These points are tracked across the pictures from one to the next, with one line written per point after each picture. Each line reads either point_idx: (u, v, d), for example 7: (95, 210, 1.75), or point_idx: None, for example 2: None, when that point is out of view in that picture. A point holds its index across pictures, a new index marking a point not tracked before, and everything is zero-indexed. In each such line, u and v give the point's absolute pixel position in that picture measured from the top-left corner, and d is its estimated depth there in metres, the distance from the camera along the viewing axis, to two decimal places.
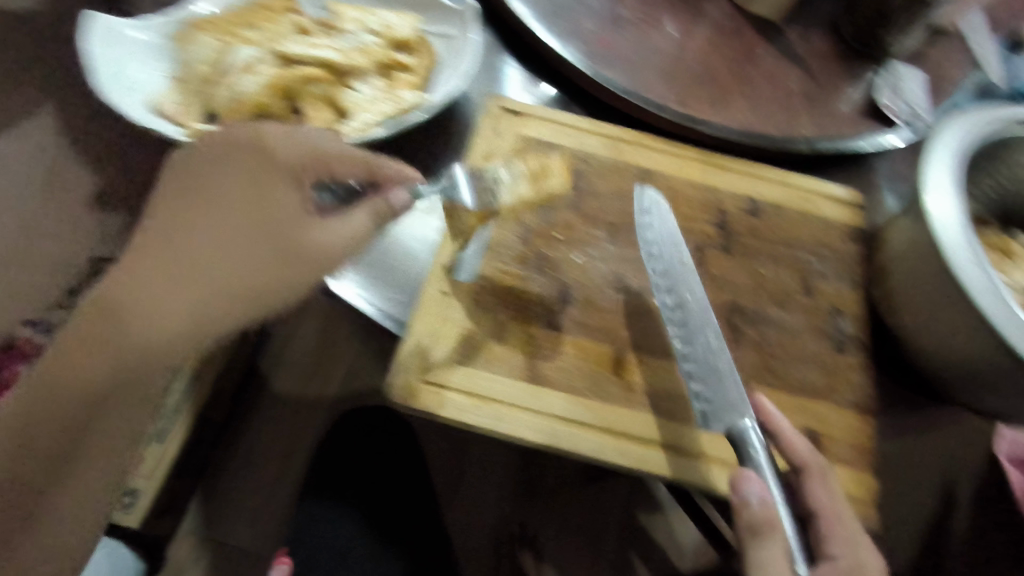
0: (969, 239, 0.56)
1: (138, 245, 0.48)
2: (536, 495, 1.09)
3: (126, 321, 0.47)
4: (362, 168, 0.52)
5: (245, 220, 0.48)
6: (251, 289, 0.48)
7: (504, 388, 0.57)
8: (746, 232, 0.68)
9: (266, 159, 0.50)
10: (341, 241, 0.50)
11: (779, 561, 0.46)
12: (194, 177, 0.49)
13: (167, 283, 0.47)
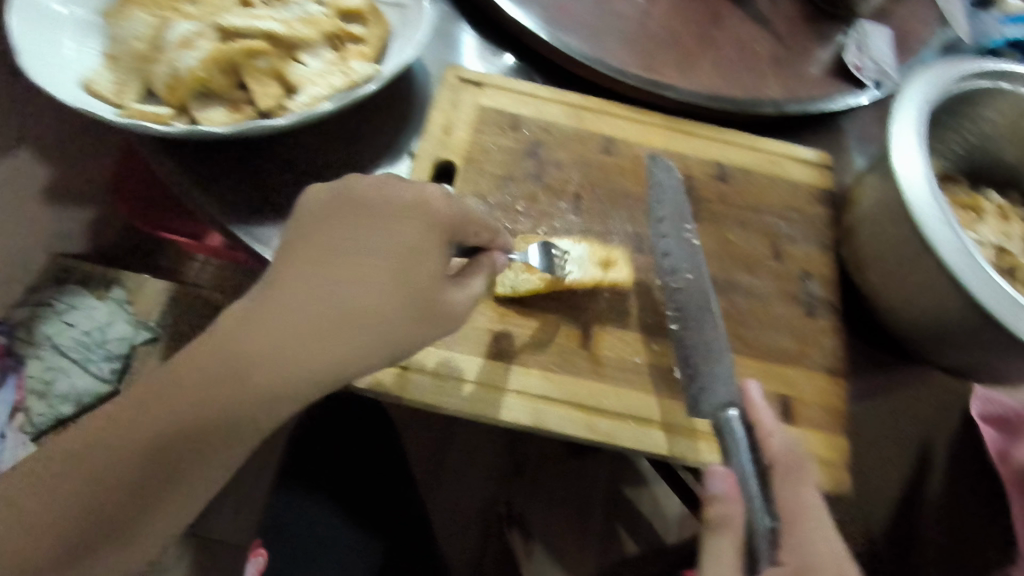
0: (935, 194, 0.54)
1: (285, 282, 0.43)
2: (522, 472, 1.09)
3: (259, 361, 0.42)
4: (490, 233, 0.50)
5: (403, 272, 0.44)
6: (379, 346, 0.44)
7: (469, 367, 0.58)
8: (714, 198, 0.68)
9: (420, 213, 0.46)
10: (464, 307, 0.48)
11: (728, 553, 0.50)
12: (353, 220, 0.45)
13: (307, 328, 0.42)
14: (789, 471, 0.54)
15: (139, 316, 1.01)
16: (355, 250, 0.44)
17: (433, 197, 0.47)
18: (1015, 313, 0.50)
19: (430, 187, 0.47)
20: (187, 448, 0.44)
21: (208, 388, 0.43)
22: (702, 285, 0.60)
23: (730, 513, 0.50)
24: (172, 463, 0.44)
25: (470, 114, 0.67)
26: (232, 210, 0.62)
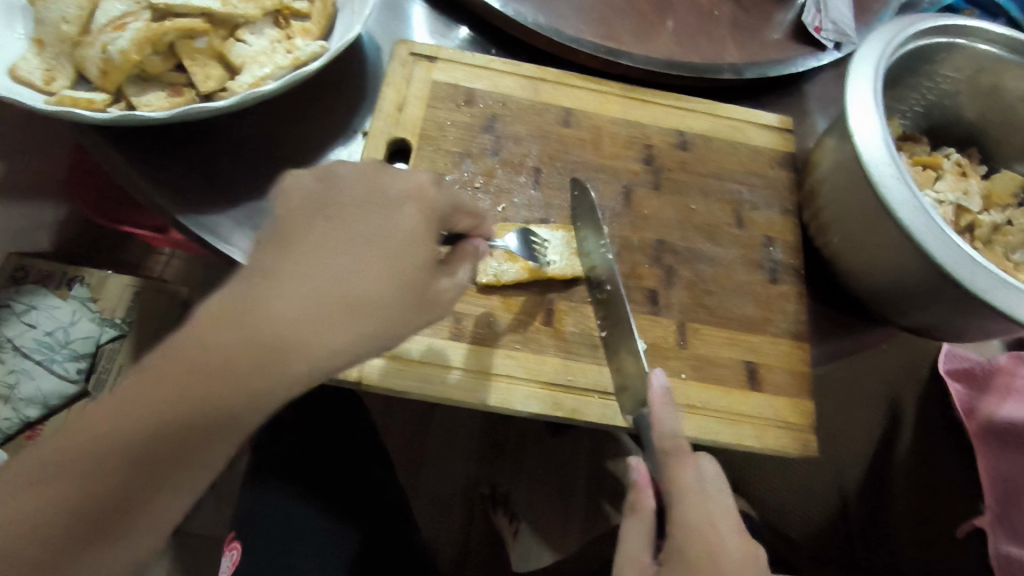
0: (890, 150, 0.53)
1: (275, 267, 0.38)
2: (502, 453, 1.10)
3: (254, 350, 0.36)
4: (473, 219, 0.49)
5: (400, 254, 0.40)
6: (376, 335, 0.39)
7: (433, 349, 0.57)
8: (675, 166, 0.67)
9: (416, 196, 0.42)
10: (453, 294, 0.44)
11: (634, 538, 0.48)
12: (342, 203, 0.41)
13: (304, 315, 0.37)
14: (666, 458, 0.46)
15: (104, 311, 0.98)
16: (348, 232, 0.40)
17: (427, 180, 0.43)
18: (973, 269, 0.49)
19: (421, 171, 0.44)
20: (171, 449, 0.36)
21: (192, 379, 0.36)
22: (617, 298, 0.55)
23: (642, 500, 0.49)
24: (153, 469, 0.36)
25: (423, 90, 0.65)
26: (180, 199, 0.60)
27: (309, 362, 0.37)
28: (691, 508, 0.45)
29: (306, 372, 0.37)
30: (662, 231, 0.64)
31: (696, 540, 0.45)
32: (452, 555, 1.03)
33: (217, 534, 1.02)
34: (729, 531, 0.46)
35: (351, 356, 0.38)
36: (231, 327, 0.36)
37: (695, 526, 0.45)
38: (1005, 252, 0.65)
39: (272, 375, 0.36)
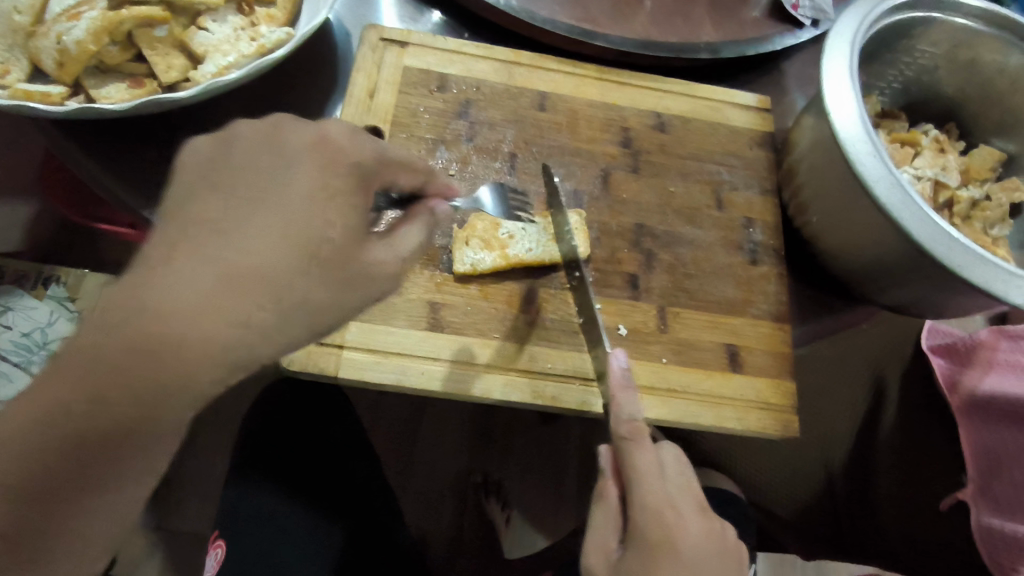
0: (866, 126, 0.52)
1: (173, 248, 0.35)
2: (493, 441, 1.08)
3: (183, 335, 0.34)
4: (419, 175, 0.47)
5: (311, 220, 0.38)
6: (301, 309, 0.37)
7: (409, 339, 0.56)
8: (654, 149, 0.66)
9: (320, 149, 0.40)
10: (393, 262, 0.41)
11: (600, 527, 0.48)
12: (242, 170, 0.38)
13: (218, 293, 0.35)
14: (625, 444, 0.46)
15: (84, 313, 0.94)
16: (250, 200, 0.37)
17: (333, 132, 0.41)
18: (949, 245, 0.48)
19: (328, 123, 0.41)
20: (110, 434, 0.35)
21: (111, 369, 0.34)
22: (583, 286, 0.55)
23: (608, 488, 0.48)
24: (93, 460, 0.36)
25: (394, 76, 0.64)
26: (150, 198, 0.60)
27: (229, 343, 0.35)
28: (652, 492, 0.45)
29: (228, 356, 0.35)
30: (640, 214, 0.63)
31: (657, 524, 0.45)
32: (444, 545, 1.02)
33: (203, 532, 1.01)
34: (689, 514, 0.46)
35: (275, 333, 0.37)
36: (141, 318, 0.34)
37: (657, 510, 0.45)
38: (985, 227, 0.65)
39: (196, 358, 0.35)
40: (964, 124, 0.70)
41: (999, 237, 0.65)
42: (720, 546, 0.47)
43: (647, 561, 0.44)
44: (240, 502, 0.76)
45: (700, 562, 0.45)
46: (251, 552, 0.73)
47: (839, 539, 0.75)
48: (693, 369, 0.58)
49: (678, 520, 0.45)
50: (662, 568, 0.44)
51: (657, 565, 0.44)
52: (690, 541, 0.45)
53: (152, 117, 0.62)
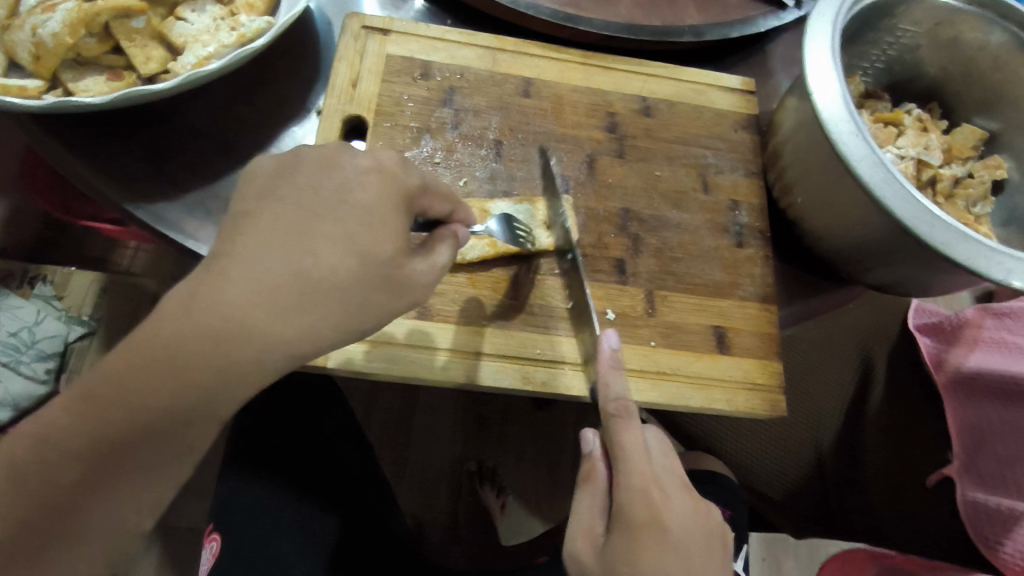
0: (848, 106, 0.52)
1: (227, 251, 0.36)
2: (487, 428, 1.09)
3: (219, 330, 0.35)
4: (450, 206, 0.48)
5: (360, 238, 0.39)
6: (351, 315, 0.39)
7: (396, 328, 0.56)
8: (639, 133, 0.66)
9: (376, 172, 0.41)
10: (429, 278, 0.43)
11: (587, 509, 0.48)
12: (300, 184, 0.39)
13: (282, 297, 0.36)
14: (614, 423, 0.47)
15: (70, 310, 0.95)
16: (305, 213, 0.39)
17: (390, 159, 0.43)
18: (931, 223, 0.49)
19: (383, 152, 0.43)
20: (134, 436, 0.36)
21: (146, 372, 0.35)
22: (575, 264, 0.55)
23: (595, 470, 0.49)
24: (117, 456, 0.36)
25: (377, 64, 0.63)
26: (133, 191, 0.59)
27: (265, 348, 0.36)
28: (637, 470, 0.46)
29: (261, 358, 0.36)
30: (626, 199, 0.63)
31: (642, 504, 0.45)
32: (442, 532, 1.03)
33: (199, 526, 1.01)
34: (674, 494, 0.47)
35: (315, 342, 0.38)
36: (183, 314, 0.35)
37: (642, 489, 0.45)
38: (967, 206, 0.66)
39: (222, 362, 0.35)
40: (947, 103, 0.70)
41: (981, 215, 0.66)
42: (707, 527, 0.47)
43: (631, 541, 0.44)
44: (233, 495, 0.76)
45: (685, 544, 0.45)
46: (245, 544, 0.73)
47: (827, 516, 0.76)
48: (682, 351, 0.59)
49: (663, 499, 0.45)
50: (646, 547, 0.43)
51: (641, 545, 0.43)
52: (675, 520, 0.45)
53: (134, 111, 0.61)
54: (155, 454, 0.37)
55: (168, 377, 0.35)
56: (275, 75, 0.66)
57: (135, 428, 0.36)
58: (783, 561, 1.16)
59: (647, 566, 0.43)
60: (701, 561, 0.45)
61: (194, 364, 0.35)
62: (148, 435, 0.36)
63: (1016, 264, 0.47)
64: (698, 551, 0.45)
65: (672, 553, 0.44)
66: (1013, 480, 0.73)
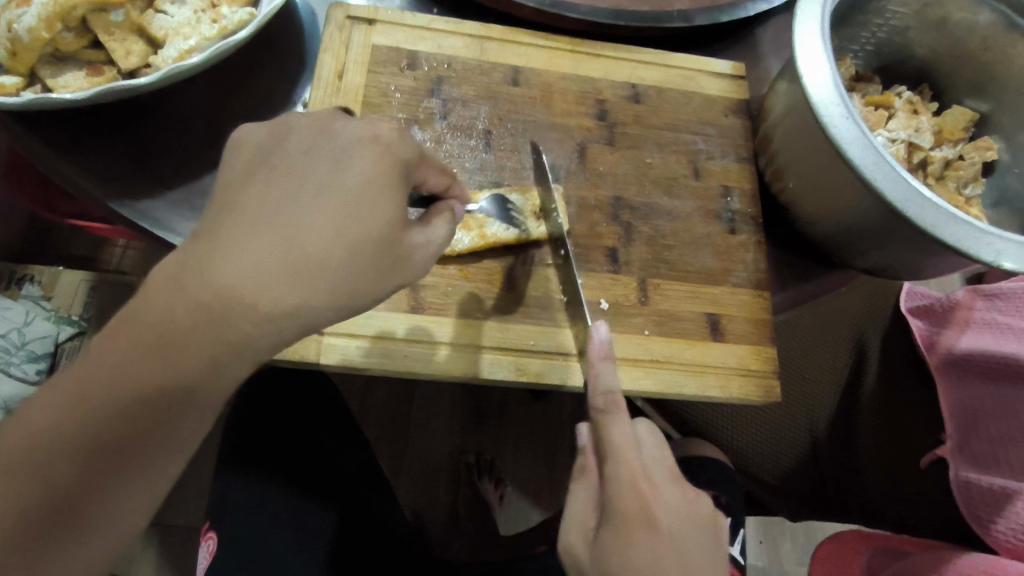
0: (838, 89, 0.52)
1: (220, 222, 0.35)
2: (485, 421, 1.08)
3: (211, 302, 0.34)
4: (445, 180, 0.46)
5: (358, 205, 0.38)
6: (353, 287, 0.37)
7: (387, 323, 0.56)
8: (629, 120, 0.66)
9: (372, 141, 0.40)
10: (425, 255, 0.42)
11: (581, 503, 0.48)
12: (293, 155, 0.38)
13: (281, 270, 0.35)
14: (603, 417, 0.47)
15: (59, 310, 0.95)
16: (302, 182, 0.37)
17: (386, 129, 0.41)
18: (921, 205, 0.49)
19: (377, 122, 0.41)
20: (123, 432, 0.34)
21: (136, 358, 0.34)
22: (569, 264, 0.55)
23: (588, 464, 0.49)
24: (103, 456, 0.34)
25: (363, 55, 0.62)
26: (115, 188, 0.59)
27: (264, 318, 0.35)
28: (625, 462, 0.45)
29: (254, 332, 0.35)
30: (618, 187, 0.63)
31: (630, 497, 0.44)
32: (442, 522, 1.03)
33: (197, 523, 1.01)
34: (666, 487, 0.46)
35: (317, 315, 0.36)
36: (177, 286, 0.34)
37: (630, 481, 0.45)
38: (957, 187, 0.66)
39: (217, 340, 0.34)
40: (937, 84, 0.70)
41: (972, 196, 0.66)
42: (701, 518, 0.46)
43: (620, 535, 0.43)
44: (229, 495, 0.75)
45: (678, 536, 0.44)
46: (242, 540, 0.73)
47: (822, 497, 0.77)
48: (676, 339, 0.59)
49: (653, 491, 0.45)
50: (636, 541, 0.43)
51: (630, 537, 0.43)
52: (665, 513, 0.44)
53: (116, 106, 0.60)
54: (141, 457, 0.35)
55: (163, 361, 0.34)
56: (260, 68, 0.65)
57: (124, 424, 0.34)
58: (780, 544, 1.17)
59: (638, 559, 0.42)
60: (696, 553, 0.44)
61: (190, 345, 0.34)
62: (138, 434, 0.34)
63: (1007, 246, 0.47)
64: (692, 544, 0.44)
65: (663, 545, 0.43)
66: (1008, 461, 0.69)
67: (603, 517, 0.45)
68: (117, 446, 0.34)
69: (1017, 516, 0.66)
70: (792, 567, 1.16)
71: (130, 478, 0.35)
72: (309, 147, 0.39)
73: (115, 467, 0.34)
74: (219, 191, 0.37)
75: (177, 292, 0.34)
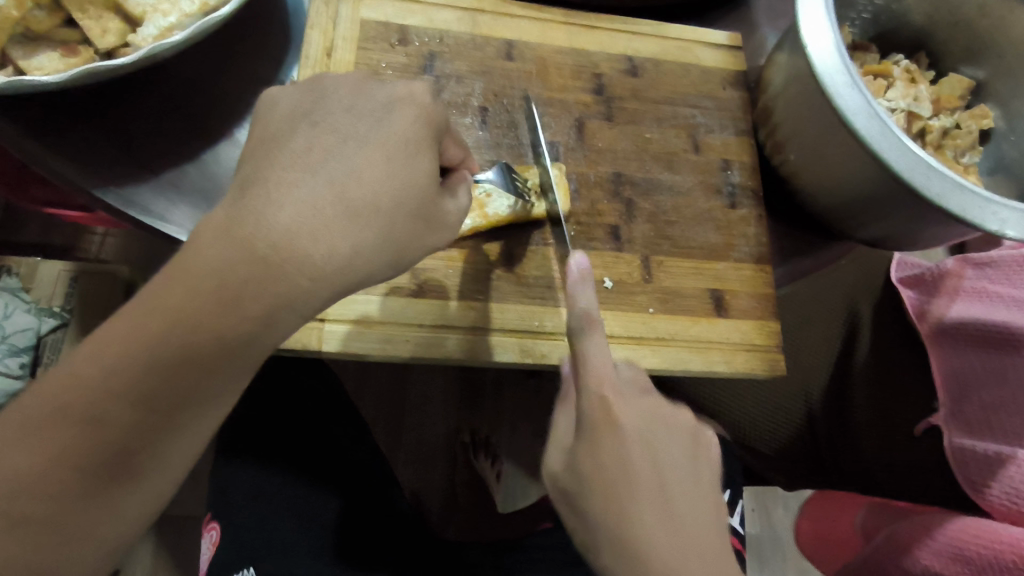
0: (841, 56, 0.51)
1: (271, 173, 0.36)
2: (481, 400, 1.07)
3: (248, 259, 0.34)
4: (463, 154, 0.47)
5: (398, 164, 0.39)
6: (393, 244, 0.38)
7: (391, 308, 0.55)
8: (627, 95, 0.64)
9: (408, 100, 0.41)
10: (456, 217, 0.43)
11: (563, 427, 0.46)
12: (334, 113, 0.39)
13: (329, 225, 0.35)
14: (577, 336, 0.45)
15: (39, 302, 0.91)
16: (342, 141, 0.38)
17: (420, 91, 0.42)
18: (927, 174, 0.48)
19: (412, 82, 0.42)
20: (134, 428, 0.33)
21: (145, 349, 0.33)
22: None
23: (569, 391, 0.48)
24: (114, 453, 0.33)
25: (352, 30, 0.60)
26: (95, 173, 0.56)
27: (315, 280, 0.35)
28: (593, 374, 0.43)
29: (307, 287, 0.35)
30: (618, 163, 0.62)
31: (596, 407, 0.42)
32: (440, 503, 1.03)
33: (198, 514, 1.00)
34: (632, 395, 0.44)
35: (359, 273, 0.37)
36: (223, 243, 0.34)
37: (596, 390, 0.43)
38: (955, 156, 0.66)
39: (232, 320, 0.34)
40: (934, 52, 0.70)
41: (969, 165, 0.66)
42: (676, 424, 0.45)
43: (589, 445, 0.42)
44: (231, 483, 0.76)
45: (649, 437, 0.43)
46: (244, 528, 0.72)
47: (820, 467, 0.77)
48: (681, 315, 0.58)
49: (618, 397, 0.43)
50: (605, 448, 0.42)
51: (600, 450, 0.41)
52: (631, 419, 0.43)
53: (95, 89, 0.58)
54: (152, 451, 0.34)
55: (175, 346, 0.33)
56: (244, 45, 0.63)
57: (133, 420, 0.33)
58: (771, 510, 1.19)
59: (610, 470, 0.41)
60: (672, 454, 0.43)
61: (199, 328, 0.33)
62: (150, 426, 0.33)
63: (1012, 213, 0.47)
64: (666, 445, 0.43)
65: (633, 447, 0.42)
66: (999, 425, 0.71)
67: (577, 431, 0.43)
68: (130, 442, 0.33)
69: (1011, 479, 0.67)
70: (784, 532, 1.18)
71: (143, 475, 0.34)
72: (348, 108, 0.40)
73: (129, 465, 0.33)
74: (263, 141, 0.38)
75: (190, 267, 0.33)
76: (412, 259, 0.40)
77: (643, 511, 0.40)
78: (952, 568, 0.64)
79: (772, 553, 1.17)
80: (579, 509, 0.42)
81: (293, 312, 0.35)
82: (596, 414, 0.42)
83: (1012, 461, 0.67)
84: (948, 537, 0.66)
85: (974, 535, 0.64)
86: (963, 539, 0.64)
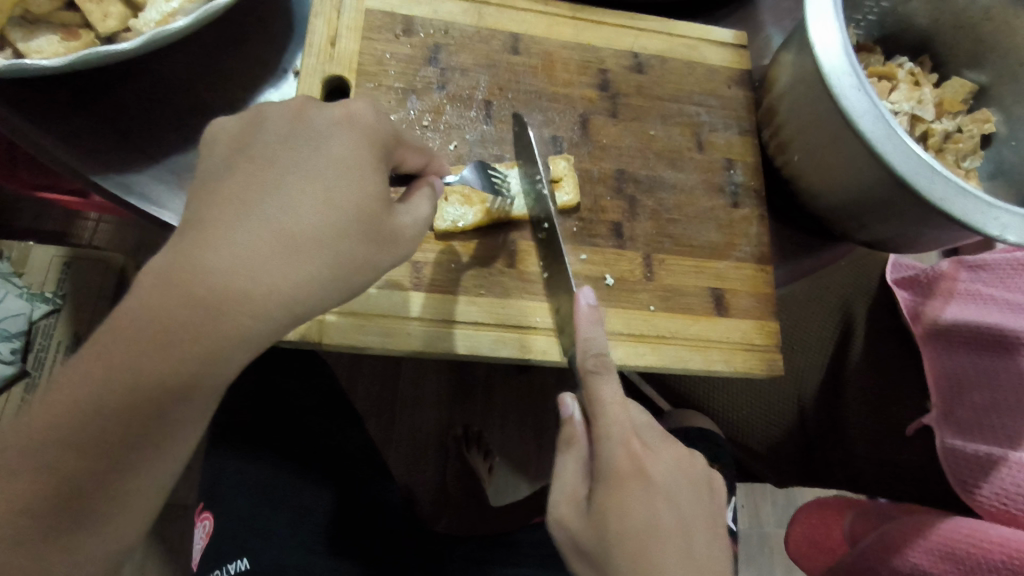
0: (848, 55, 0.51)
1: (209, 215, 0.34)
2: (474, 394, 1.07)
3: (187, 302, 0.31)
4: (423, 159, 0.46)
5: (339, 185, 0.37)
6: (341, 272, 0.36)
7: (390, 301, 0.54)
8: (632, 91, 0.64)
9: (348, 121, 0.39)
10: (414, 231, 0.41)
11: (569, 475, 0.46)
12: (269, 144, 0.37)
13: (269, 261, 0.33)
14: (591, 377, 0.46)
15: (32, 287, 0.89)
16: (280, 167, 0.36)
17: (360, 111, 0.40)
18: (930, 177, 0.48)
19: (350, 100, 0.41)
20: (96, 467, 0.31)
21: (108, 383, 0.31)
22: (553, 236, 0.53)
23: (577, 433, 0.46)
24: (77, 490, 0.31)
25: (356, 20, 0.59)
26: (90, 157, 0.55)
27: (256, 316, 0.33)
28: (617, 419, 0.44)
29: (249, 326, 0.33)
30: (621, 159, 0.62)
31: (626, 459, 0.43)
32: (431, 497, 1.04)
33: (193, 503, 1.00)
34: (660, 448, 0.46)
35: (312, 305, 0.35)
36: (169, 286, 0.31)
37: (623, 442, 0.44)
38: (957, 160, 0.67)
39: (181, 359, 0.31)
40: (938, 56, 0.69)
41: (970, 169, 0.67)
42: (692, 473, 0.46)
43: (613, 492, 0.42)
44: (223, 475, 0.76)
45: (670, 492, 0.44)
46: (236, 519, 0.72)
47: (811, 466, 0.78)
48: (682, 313, 0.59)
49: (645, 452, 0.44)
50: (630, 498, 0.42)
51: (628, 498, 0.42)
52: (658, 469, 0.44)
53: (94, 71, 0.57)
54: (119, 488, 0.32)
55: (132, 383, 0.31)
56: (244, 32, 0.62)
57: (91, 459, 0.31)
58: (761, 507, 1.20)
59: (635, 519, 0.42)
60: (688, 504, 0.44)
61: (157, 362, 0.31)
62: (99, 475, 0.31)
63: (1013, 219, 0.47)
64: (686, 497, 0.45)
65: (659, 499, 0.43)
66: (995, 427, 0.70)
67: (601, 482, 0.43)
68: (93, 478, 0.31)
69: (1004, 480, 0.66)
70: (772, 528, 1.19)
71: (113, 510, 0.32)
72: (284, 137, 0.37)
73: (87, 505, 0.31)
74: (215, 180, 0.36)
75: (138, 297, 0.31)
76: (366, 283, 0.38)
77: (665, 557, 0.41)
78: (940, 567, 0.64)
79: (760, 549, 1.18)
80: (598, 562, 0.42)
81: (241, 348, 0.33)
82: (636, 463, 0.43)
83: (1003, 463, 0.66)
84: (941, 537, 0.65)
85: (965, 534, 0.63)
86: (952, 539, 0.64)
